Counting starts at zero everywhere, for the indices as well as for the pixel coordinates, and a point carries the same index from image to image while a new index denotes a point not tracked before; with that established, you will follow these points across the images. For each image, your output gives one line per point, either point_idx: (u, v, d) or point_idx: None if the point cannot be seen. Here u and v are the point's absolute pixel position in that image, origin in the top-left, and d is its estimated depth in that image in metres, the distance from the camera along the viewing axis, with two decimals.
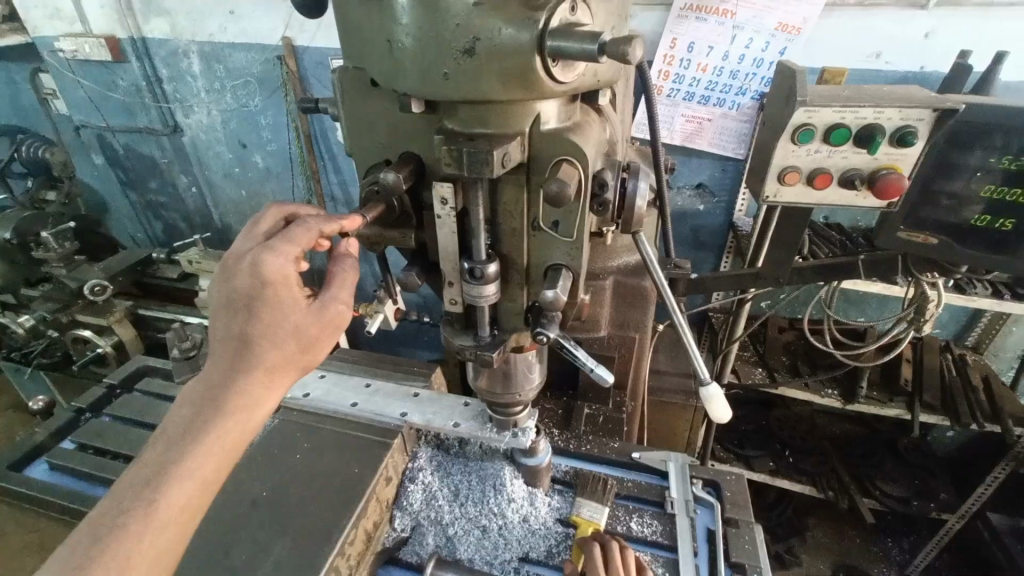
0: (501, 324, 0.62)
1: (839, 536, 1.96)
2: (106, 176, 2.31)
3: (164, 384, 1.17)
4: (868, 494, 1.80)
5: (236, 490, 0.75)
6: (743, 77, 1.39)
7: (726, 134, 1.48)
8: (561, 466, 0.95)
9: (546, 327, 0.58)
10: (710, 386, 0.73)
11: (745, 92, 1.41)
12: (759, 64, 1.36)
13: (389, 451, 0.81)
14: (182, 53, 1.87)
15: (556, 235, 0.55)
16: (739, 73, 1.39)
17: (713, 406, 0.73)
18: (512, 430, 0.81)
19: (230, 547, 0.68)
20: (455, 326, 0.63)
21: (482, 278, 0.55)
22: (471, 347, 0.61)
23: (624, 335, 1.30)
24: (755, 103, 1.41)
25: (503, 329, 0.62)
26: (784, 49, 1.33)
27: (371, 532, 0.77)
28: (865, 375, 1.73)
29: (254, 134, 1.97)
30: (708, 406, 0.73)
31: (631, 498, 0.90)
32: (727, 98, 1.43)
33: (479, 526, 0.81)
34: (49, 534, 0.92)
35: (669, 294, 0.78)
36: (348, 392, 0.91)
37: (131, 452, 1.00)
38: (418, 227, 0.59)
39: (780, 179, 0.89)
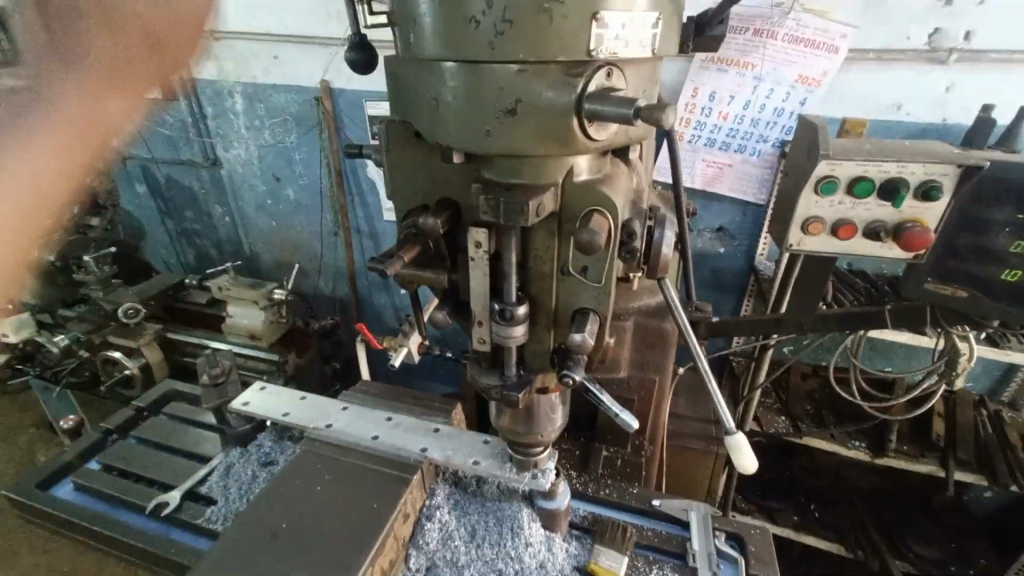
0: (527, 364, 0.63)
1: None
2: (147, 204, 2.43)
3: (189, 410, 1.19)
4: (901, 556, 1.71)
5: (256, 521, 0.76)
6: (764, 125, 1.43)
7: (747, 179, 1.50)
8: (579, 511, 0.93)
9: (572, 369, 0.58)
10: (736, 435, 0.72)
11: (766, 140, 1.44)
12: (780, 114, 1.40)
13: (408, 487, 0.81)
14: (228, 93, 2.00)
15: (585, 281, 0.57)
16: (759, 121, 1.42)
17: (740, 455, 0.72)
18: (532, 471, 0.81)
19: None
20: (482, 365, 0.64)
21: (511, 320, 0.56)
22: (496, 386, 0.62)
23: (644, 377, 1.30)
24: (775, 150, 1.45)
25: (529, 369, 0.63)
26: (805, 99, 1.37)
27: (387, 570, 0.76)
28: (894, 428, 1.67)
29: (289, 169, 2.07)
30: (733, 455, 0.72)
31: (651, 548, 0.88)
32: (748, 144, 1.46)
33: (495, 570, 0.79)
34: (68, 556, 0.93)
35: (693, 339, 0.78)
36: (370, 425, 0.92)
37: (153, 477, 1.02)
38: (451, 268, 0.61)
39: (803, 229, 0.89)
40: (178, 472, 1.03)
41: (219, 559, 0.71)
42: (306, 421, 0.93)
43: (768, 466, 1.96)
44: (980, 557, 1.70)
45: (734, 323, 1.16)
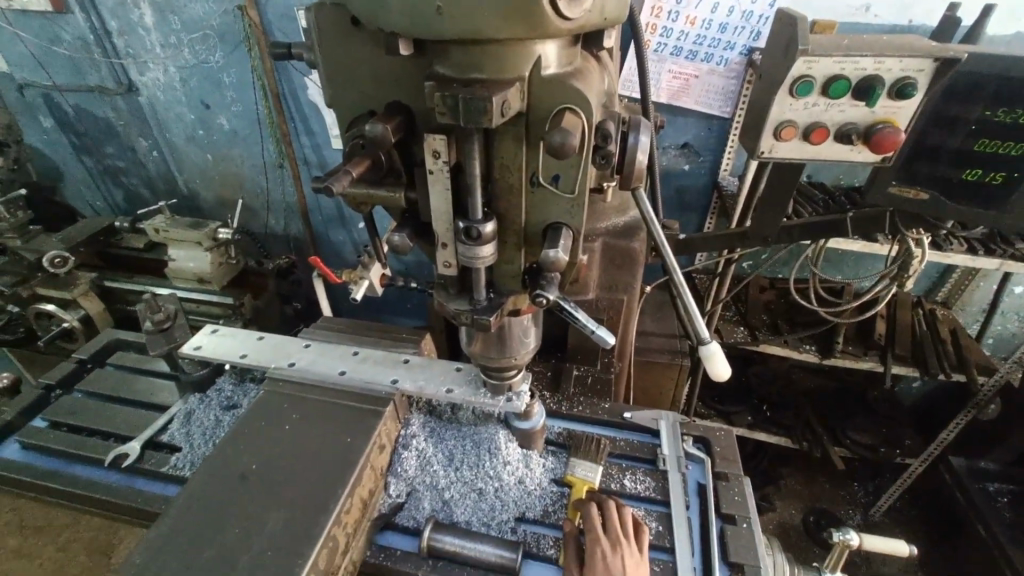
0: (497, 287, 0.60)
1: (810, 483, 2.07)
2: (57, 141, 2.15)
3: (138, 358, 1.12)
4: (840, 443, 1.89)
5: (224, 464, 0.73)
6: (732, 31, 1.34)
7: (713, 91, 1.44)
8: (554, 429, 0.95)
9: (545, 289, 0.55)
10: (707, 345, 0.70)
11: (733, 48, 1.36)
12: (749, 18, 1.32)
13: (381, 419, 0.79)
14: (131, 3, 1.71)
15: (556, 192, 0.52)
16: (727, 27, 1.34)
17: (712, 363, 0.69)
18: (507, 394, 0.81)
19: (220, 521, 0.67)
20: (449, 291, 0.59)
21: (479, 239, 0.51)
22: (466, 311, 0.58)
23: (612, 297, 1.30)
24: (743, 58, 1.38)
25: (500, 293, 0.60)
26: (774, 0, 1.29)
27: (367, 499, 0.76)
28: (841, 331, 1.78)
29: (217, 94, 1.84)
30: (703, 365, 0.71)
31: (623, 457, 0.91)
32: (715, 54, 1.38)
33: (475, 490, 0.81)
34: (27, 514, 0.89)
35: (668, 252, 0.75)
36: (335, 360, 0.88)
37: (108, 430, 0.96)
38: (408, 184, 0.54)
39: (776, 135, 0.86)
40: (135, 423, 0.97)
41: (189, 506, 0.68)
42: (267, 362, 0.89)
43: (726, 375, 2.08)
44: (906, 438, 1.90)
45: (701, 239, 1.16)
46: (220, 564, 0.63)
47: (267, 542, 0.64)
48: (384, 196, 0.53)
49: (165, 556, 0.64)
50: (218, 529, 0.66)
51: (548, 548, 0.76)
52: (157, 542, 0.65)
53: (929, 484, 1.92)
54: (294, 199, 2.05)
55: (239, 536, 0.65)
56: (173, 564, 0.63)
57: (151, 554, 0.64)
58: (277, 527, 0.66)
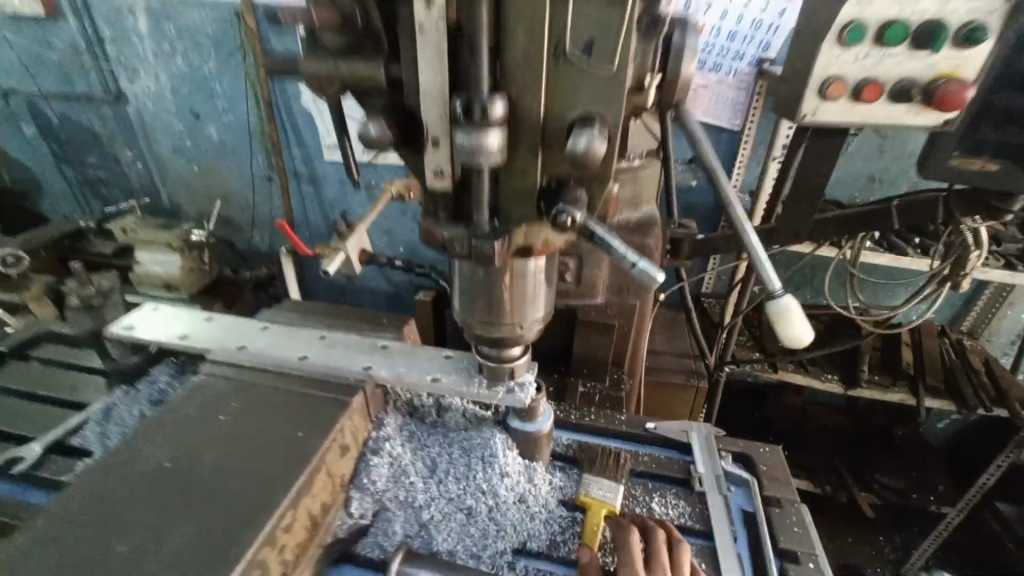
0: (503, 213, 0.46)
1: (836, 536, 1.80)
2: (38, 151, 2.02)
3: (68, 349, 0.94)
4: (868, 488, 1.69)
5: (132, 462, 0.55)
6: (742, 40, 1.27)
7: (721, 103, 1.35)
8: (562, 440, 0.78)
9: (569, 206, 0.42)
10: (784, 296, 0.47)
11: (742, 57, 1.29)
12: (759, 26, 1.25)
13: (345, 412, 0.62)
14: (126, 9, 1.64)
15: (587, 65, 0.39)
16: (737, 35, 1.27)
17: (791, 321, 0.47)
18: (508, 384, 0.65)
19: (110, 536, 0.48)
20: (440, 216, 0.46)
21: (484, 121, 0.38)
22: (464, 235, 0.44)
23: (623, 302, 1.14)
24: (752, 69, 1.30)
25: (507, 221, 0.46)
26: (784, 9, 1.23)
27: (320, 516, 0.58)
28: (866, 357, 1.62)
29: (208, 102, 1.75)
30: (776, 329, 0.48)
31: (649, 475, 0.73)
32: (723, 64, 1.30)
33: (463, 509, 0.63)
34: None
35: (725, 179, 0.52)
36: (297, 343, 0.72)
37: (9, 431, 0.77)
38: (392, 56, 0.41)
39: (821, 93, 0.75)
40: (46, 425, 0.79)
41: (69, 516, 0.50)
42: (212, 344, 0.72)
43: (740, 408, 1.89)
44: (939, 484, 1.71)
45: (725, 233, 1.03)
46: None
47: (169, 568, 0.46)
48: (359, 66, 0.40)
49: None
50: (103, 548, 0.47)
51: None
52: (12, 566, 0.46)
53: (971, 535, 1.71)
54: (278, 215, 1.92)
55: (131, 559, 0.47)
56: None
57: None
58: (187, 547, 0.48)
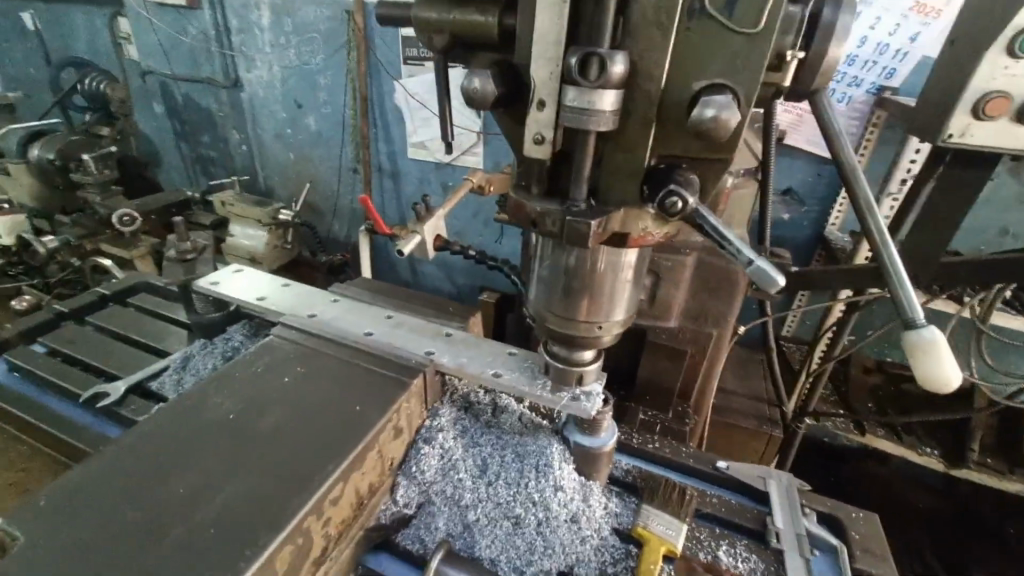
0: (602, 196, 0.43)
1: None
2: (162, 125, 2.25)
3: (159, 302, 1.00)
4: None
5: (198, 408, 0.56)
6: (860, 66, 1.10)
7: None
8: (621, 465, 0.71)
9: (682, 186, 0.39)
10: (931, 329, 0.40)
11: (859, 85, 1.11)
12: (883, 52, 1.08)
13: (403, 394, 0.60)
14: (253, 4, 1.80)
15: (726, 26, 0.35)
16: (855, 60, 1.10)
17: (937, 358, 0.40)
18: (573, 391, 0.60)
19: (166, 476, 0.48)
20: (532, 190, 0.42)
21: (601, 78, 0.35)
22: (556, 211, 0.39)
23: (698, 330, 1.08)
24: (870, 98, 1.11)
25: (605, 204, 0.43)
26: (916, 34, 1.04)
27: (365, 496, 0.55)
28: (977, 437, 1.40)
29: (311, 95, 1.87)
30: (913, 361, 0.41)
31: (717, 519, 0.66)
32: (836, 89, 1.13)
33: (509, 518, 0.58)
34: None
35: (860, 181, 0.45)
36: (364, 320, 0.72)
37: (99, 366, 0.83)
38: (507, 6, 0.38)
39: (977, 111, 0.76)
40: (131, 366, 0.83)
41: (133, 450, 0.51)
42: (285, 311, 0.74)
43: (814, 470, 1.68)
44: None
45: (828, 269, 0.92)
46: (144, 536, 0.44)
47: (214, 519, 0.45)
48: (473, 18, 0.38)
49: (82, 510, 0.46)
50: (158, 489, 0.47)
51: None
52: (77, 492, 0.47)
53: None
54: (359, 205, 2.02)
55: (181, 503, 0.46)
56: (87, 523, 0.44)
57: (67, 504, 0.46)
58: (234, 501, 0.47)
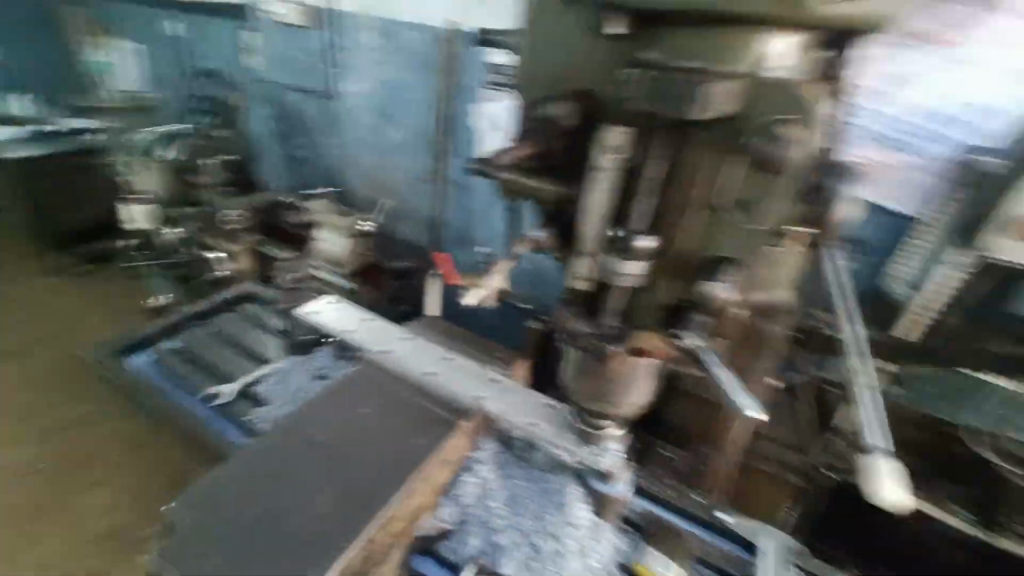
0: (633, 318, 0.61)
1: None
2: (261, 123, 2.35)
3: (258, 310, 1.22)
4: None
5: (299, 432, 0.73)
6: (958, 126, 0.96)
7: (914, 191, 1.01)
8: (636, 508, 0.83)
9: (684, 331, 0.60)
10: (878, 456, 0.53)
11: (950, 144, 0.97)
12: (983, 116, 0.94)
13: (453, 436, 0.73)
14: (359, 26, 1.92)
15: (726, 219, 0.55)
16: (953, 122, 0.96)
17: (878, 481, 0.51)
18: (592, 446, 0.73)
19: (277, 488, 0.66)
20: (576, 309, 0.62)
21: (630, 250, 0.55)
22: (589, 334, 0.60)
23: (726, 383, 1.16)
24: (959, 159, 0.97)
25: (633, 325, 0.60)
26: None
27: (418, 513, 0.70)
28: None
29: (400, 108, 1.95)
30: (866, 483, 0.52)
31: (707, 565, 0.78)
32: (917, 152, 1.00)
33: (530, 545, 0.71)
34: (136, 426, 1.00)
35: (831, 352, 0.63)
36: (427, 361, 0.86)
37: (218, 368, 1.04)
38: (576, 182, 0.62)
39: None
40: (236, 367, 1.05)
41: (254, 461, 0.69)
42: (365, 345, 0.90)
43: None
44: None
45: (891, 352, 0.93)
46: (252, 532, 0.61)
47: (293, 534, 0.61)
48: (548, 188, 0.63)
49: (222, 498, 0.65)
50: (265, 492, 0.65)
51: None
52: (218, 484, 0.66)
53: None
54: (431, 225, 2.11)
55: (282, 509, 0.64)
56: (225, 512, 0.63)
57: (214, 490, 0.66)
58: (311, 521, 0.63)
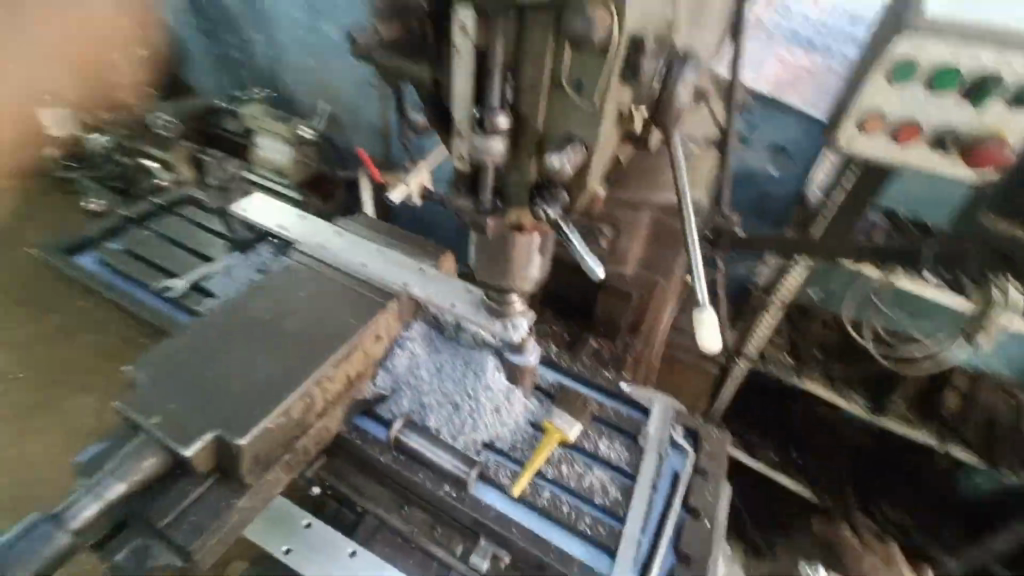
0: (505, 197, 0.62)
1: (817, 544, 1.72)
2: (190, 22, 2.22)
3: (200, 215, 1.24)
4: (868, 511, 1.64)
5: (240, 311, 0.81)
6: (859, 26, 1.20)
7: (824, 89, 1.26)
8: (547, 378, 0.95)
9: (548, 204, 0.61)
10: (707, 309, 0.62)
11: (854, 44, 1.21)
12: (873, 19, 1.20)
13: (382, 313, 0.83)
14: None
15: (576, 97, 0.53)
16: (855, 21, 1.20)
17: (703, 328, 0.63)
18: (504, 322, 0.82)
19: (221, 355, 0.75)
20: (459, 188, 0.62)
21: (490, 130, 0.55)
22: (469, 210, 0.61)
23: (647, 275, 1.27)
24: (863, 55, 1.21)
25: (507, 203, 0.62)
26: None
27: (353, 379, 0.81)
28: (903, 389, 1.50)
29: (333, 3, 1.86)
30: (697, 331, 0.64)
31: (607, 423, 0.90)
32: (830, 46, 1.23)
33: (451, 403, 0.84)
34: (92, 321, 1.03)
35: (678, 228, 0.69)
36: (360, 252, 0.94)
37: (163, 266, 1.08)
38: (435, 62, 0.57)
39: (859, 125, 0.90)
40: (184, 265, 1.09)
41: (194, 337, 0.77)
42: (302, 239, 0.96)
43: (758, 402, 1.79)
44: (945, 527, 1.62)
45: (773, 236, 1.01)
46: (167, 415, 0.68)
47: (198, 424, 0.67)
48: (412, 68, 0.58)
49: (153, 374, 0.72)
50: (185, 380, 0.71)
51: (503, 477, 0.79)
52: (151, 363, 0.73)
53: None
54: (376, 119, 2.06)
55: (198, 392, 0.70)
56: (158, 384, 0.71)
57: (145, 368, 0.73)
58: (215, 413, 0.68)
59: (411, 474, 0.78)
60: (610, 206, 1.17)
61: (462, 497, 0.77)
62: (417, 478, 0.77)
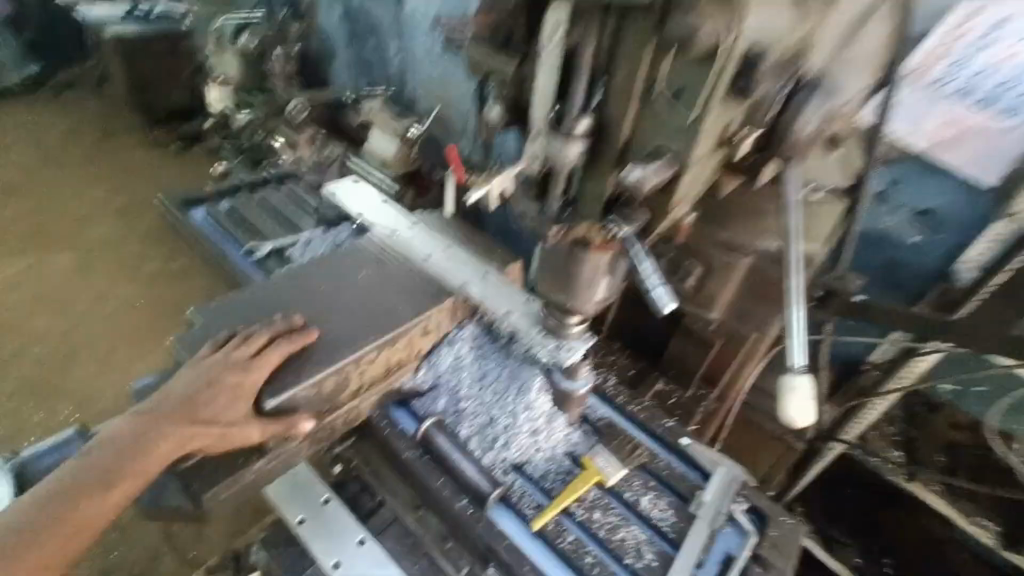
0: (578, 203, 0.60)
1: None
2: None
3: (303, 189, 1.31)
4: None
5: (304, 276, 0.82)
6: None
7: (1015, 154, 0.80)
8: (596, 411, 0.86)
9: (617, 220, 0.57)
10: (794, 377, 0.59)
11: None
12: None
13: (435, 307, 0.79)
14: None
15: (670, 106, 0.52)
16: None
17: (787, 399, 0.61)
18: (559, 341, 0.74)
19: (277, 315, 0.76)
20: (530, 192, 0.62)
21: (569, 133, 0.54)
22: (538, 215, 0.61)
23: (736, 328, 1.12)
24: None
25: (577, 209, 0.60)
26: None
27: (394, 367, 0.78)
28: None
29: None
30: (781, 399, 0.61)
31: (655, 475, 0.79)
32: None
33: (487, 415, 0.78)
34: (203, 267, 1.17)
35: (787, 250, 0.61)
36: (430, 243, 0.92)
37: (260, 229, 1.16)
38: (525, 57, 0.58)
39: None
40: (277, 232, 1.16)
41: (258, 294, 0.79)
42: (379, 221, 0.96)
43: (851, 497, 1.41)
44: None
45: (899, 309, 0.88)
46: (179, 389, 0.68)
47: (177, 426, 0.65)
48: (502, 63, 0.58)
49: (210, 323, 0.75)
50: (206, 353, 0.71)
51: (526, 507, 0.72)
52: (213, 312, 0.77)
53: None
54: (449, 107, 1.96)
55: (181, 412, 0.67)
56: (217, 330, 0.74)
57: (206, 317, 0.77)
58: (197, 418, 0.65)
59: (430, 479, 0.73)
60: (704, 243, 1.03)
61: (478, 516, 0.70)
62: (436, 484, 0.72)
